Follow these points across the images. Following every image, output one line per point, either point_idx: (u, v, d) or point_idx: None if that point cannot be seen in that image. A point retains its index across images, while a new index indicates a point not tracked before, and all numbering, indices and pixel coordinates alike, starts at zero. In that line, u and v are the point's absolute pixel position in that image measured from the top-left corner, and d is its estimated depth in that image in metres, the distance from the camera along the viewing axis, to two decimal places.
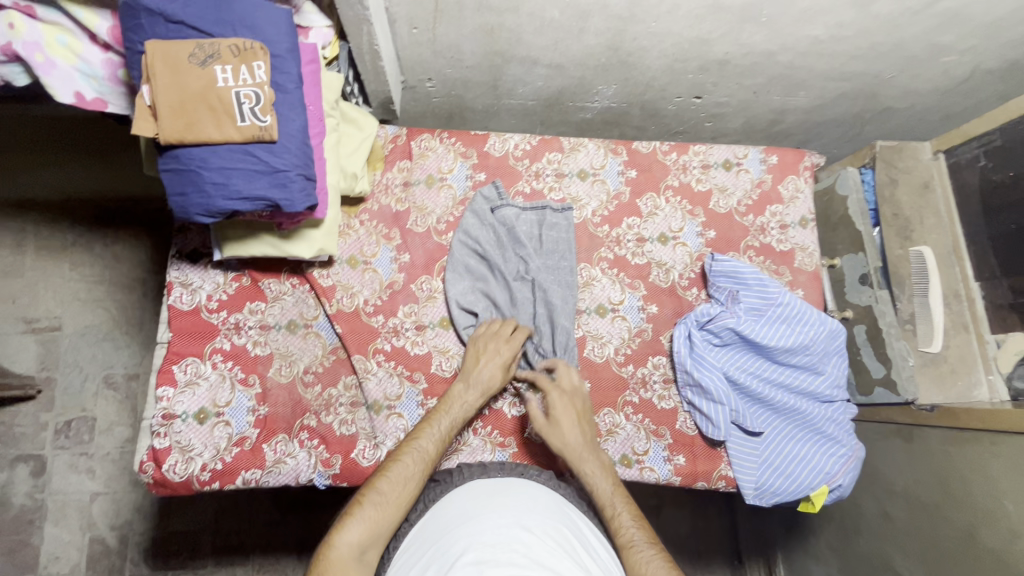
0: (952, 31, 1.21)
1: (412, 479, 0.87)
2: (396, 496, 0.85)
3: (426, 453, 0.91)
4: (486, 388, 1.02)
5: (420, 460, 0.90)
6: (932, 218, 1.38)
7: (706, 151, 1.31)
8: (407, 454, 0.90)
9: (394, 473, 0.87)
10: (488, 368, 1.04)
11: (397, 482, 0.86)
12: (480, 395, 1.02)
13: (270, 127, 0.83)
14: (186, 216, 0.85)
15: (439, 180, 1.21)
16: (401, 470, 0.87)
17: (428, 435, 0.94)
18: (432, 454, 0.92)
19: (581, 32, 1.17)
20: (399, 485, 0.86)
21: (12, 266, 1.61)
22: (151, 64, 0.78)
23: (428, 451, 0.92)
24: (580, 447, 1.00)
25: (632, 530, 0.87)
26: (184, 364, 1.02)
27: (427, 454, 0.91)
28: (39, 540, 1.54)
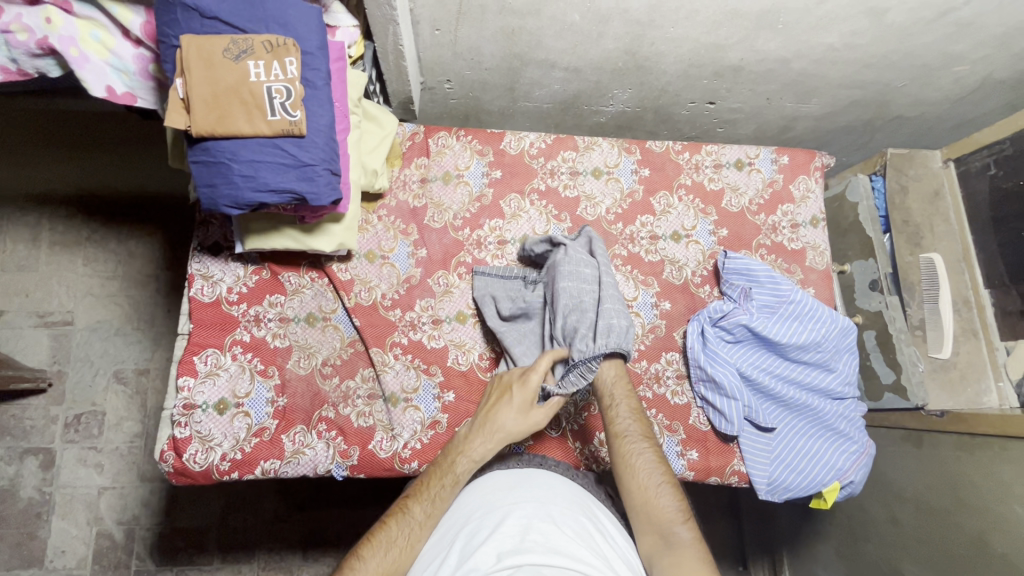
0: (964, 41, 1.23)
1: (401, 554, 0.79)
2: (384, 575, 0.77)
3: (416, 521, 0.82)
4: (503, 435, 0.91)
5: (407, 534, 0.81)
6: (942, 225, 1.39)
7: (718, 151, 1.33)
8: (396, 520, 0.81)
9: (380, 544, 0.79)
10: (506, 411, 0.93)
11: (385, 560, 0.78)
12: (493, 441, 0.91)
13: (299, 122, 0.85)
14: (214, 208, 0.87)
15: (456, 177, 1.23)
16: (390, 550, 0.79)
17: (420, 503, 0.84)
18: (424, 524, 0.82)
19: (600, 37, 1.19)
20: (386, 561, 0.78)
21: (27, 260, 1.63)
22: (186, 57, 0.80)
23: (419, 520, 0.82)
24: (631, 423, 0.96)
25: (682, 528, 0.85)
26: (204, 356, 1.04)
27: (417, 524, 0.82)
28: (45, 534, 1.55)
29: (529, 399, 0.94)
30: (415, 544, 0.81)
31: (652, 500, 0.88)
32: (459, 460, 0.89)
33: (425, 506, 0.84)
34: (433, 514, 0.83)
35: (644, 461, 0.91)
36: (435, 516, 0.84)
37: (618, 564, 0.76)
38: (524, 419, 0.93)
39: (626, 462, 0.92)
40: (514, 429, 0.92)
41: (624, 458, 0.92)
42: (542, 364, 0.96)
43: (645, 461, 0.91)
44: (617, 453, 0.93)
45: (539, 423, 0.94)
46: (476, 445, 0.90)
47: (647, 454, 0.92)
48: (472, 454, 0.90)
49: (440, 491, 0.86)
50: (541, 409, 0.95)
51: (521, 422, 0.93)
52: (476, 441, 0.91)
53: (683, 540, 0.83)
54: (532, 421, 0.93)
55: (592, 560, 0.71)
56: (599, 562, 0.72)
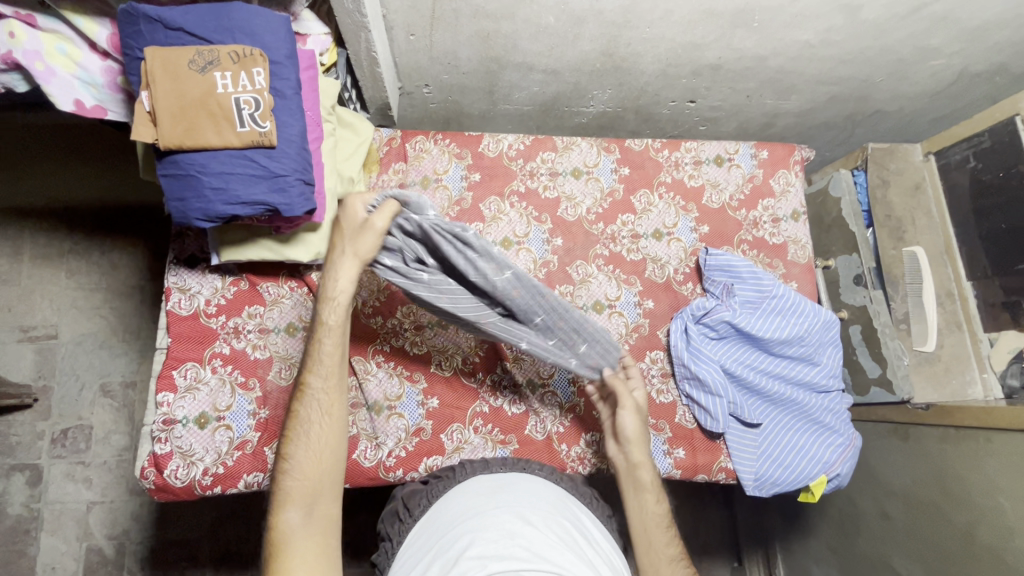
0: (940, 35, 1.23)
1: (319, 432, 0.86)
2: (313, 459, 0.84)
3: (321, 396, 0.88)
4: (363, 255, 0.92)
5: (315, 410, 0.87)
6: (924, 218, 1.39)
7: (698, 148, 1.32)
8: (302, 401, 0.88)
9: (297, 435, 0.85)
10: (365, 236, 0.92)
11: (307, 445, 0.85)
12: (353, 268, 0.92)
13: (269, 133, 0.84)
14: (186, 221, 0.86)
15: (435, 181, 1.22)
16: (309, 437, 0.85)
17: (313, 376, 0.89)
18: (326, 388, 0.88)
19: (575, 38, 1.19)
20: (313, 446, 0.85)
21: (9, 274, 1.61)
22: (151, 70, 0.79)
23: (321, 390, 0.88)
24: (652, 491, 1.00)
25: None
26: (183, 370, 1.03)
27: (320, 391, 0.88)
28: (35, 551, 1.53)
29: (369, 231, 0.92)
30: (327, 411, 0.88)
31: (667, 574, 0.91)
32: (327, 307, 0.91)
33: (320, 370, 0.89)
34: (330, 374, 0.89)
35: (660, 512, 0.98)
36: (330, 374, 0.89)
37: (602, 567, 0.76)
38: (363, 239, 0.92)
39: (644, 503, 0.98)
40: (364, 250, 0.92)
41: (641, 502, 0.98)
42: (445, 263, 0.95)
43: (661, 516, 0.97)
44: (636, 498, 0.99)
45: (380, 228, 0.92)
46: (337, 278, 0.92)
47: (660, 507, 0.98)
48: (340, 297, 0.91)
49: (327, 347, 0.90)
50: (379, 218, 0.92)
51: (357, 243, 0.92)
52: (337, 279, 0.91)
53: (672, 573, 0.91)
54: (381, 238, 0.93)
55: (575, 564, 0.71)
56: (582, 565, 0.72)
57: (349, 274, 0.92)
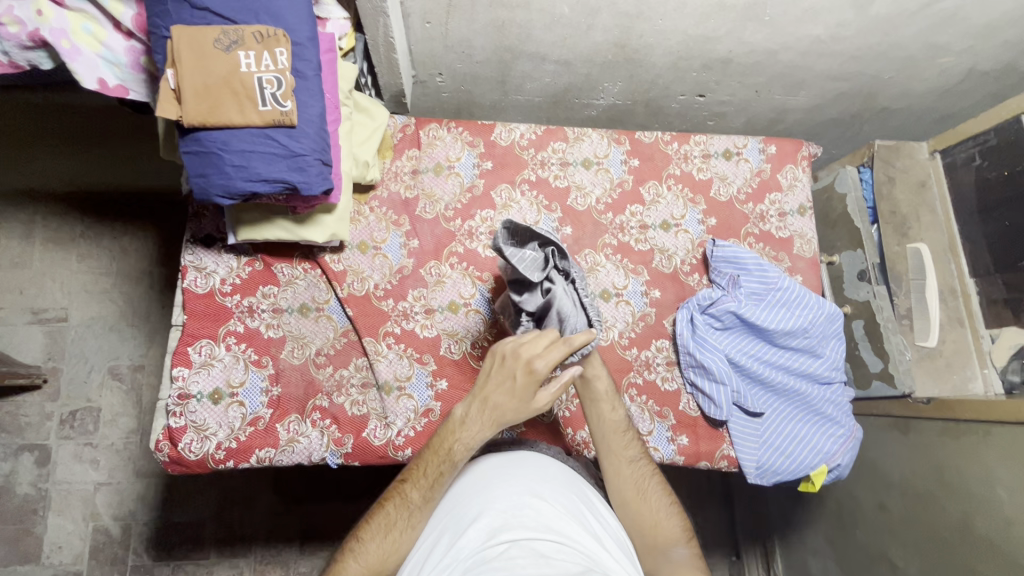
0: (949, 33, 1.25)
1: (399, 538, 0.80)
2: (382, 555, 0.78)
3: (411, 504, 0.82)
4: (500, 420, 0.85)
5: (404, 519, 0.81)
6: (928, 215, 1.41)
7: (707, 141, 1.34)
8: (393, 504, 0.82)
9: (377, 526, 0.80)
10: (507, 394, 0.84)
11: (382, 538, 0.79)
12: (492, 428, 0.85)
13: (290, 112, 0.86)
14: (206, 198, 0.88)
15: (447, 168, 1.24)
16: (388, 536, 0.79)
17: (415, 487, 0.83)
18: (422, 508, 0.82)
19: (589, 29, 1.21)
20: (390, 543, 0.79)
21: (22, 257, 1.63)
22: (177, 48, 0.81)
23: (417, 503, 0.82)
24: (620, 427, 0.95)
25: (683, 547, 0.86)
26: (198, 346, 1.05)
27: (414, 507, 0.81)
28: (42, 530, 1.55)
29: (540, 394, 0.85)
30: (417, 526, 0.81)
31: (658, 523, 0.88)
32: (460, 446, 0.84)
33: (422, 491, 0.82)
34: (431, 498, 0.82)
35: (650, 490, 0.91)
36: (431, 492, 0.83)
37: (608, 540, 0.77)
38: (522, 406, 0.85)
39: (635, 487, 0.91)
40: (509, 414, 0.85)
41: (635, 483, 0.91)
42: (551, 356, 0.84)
43: (634, 451, 0.94)
44: (626, 478, 0.91)
45: (539, 409, 0.86)
46: (468, 420, 0.85)
47: (655, 484, 0.92)
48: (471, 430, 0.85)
49: (439, 470, 0.84)
50: (547, 395, 0.86)
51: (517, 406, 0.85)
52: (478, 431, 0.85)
53: (682, 562, 0.84)
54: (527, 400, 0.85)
55: (582, 537, 0.73)
56: (589, 538, 0.74)
57: (483, 431, 0.84)
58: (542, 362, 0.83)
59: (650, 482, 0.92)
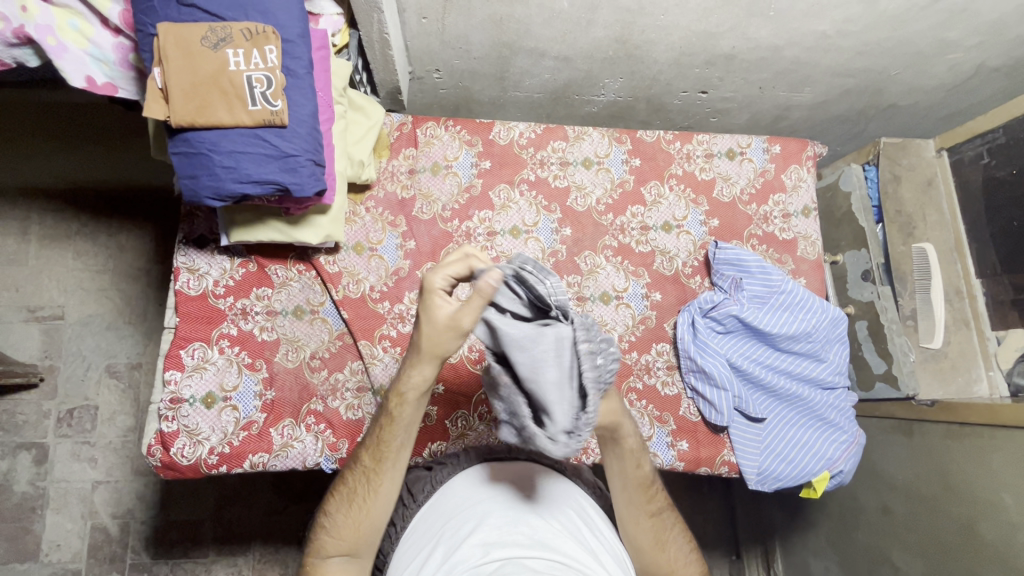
0: (958, 28, 1.22)
1: (363, 504, 0.80)
2: (350, 524, 0.80)
3: (365, 469, 0.81)
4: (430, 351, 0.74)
5: (363, 487, 0.81)
6: (935, 215, 1.38)
7: (710, 140, 1.32)
8: (351, 473, 0.82)
9: (341, 499, 0.82)
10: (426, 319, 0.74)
11: (347, 508, 0.81)
12: (426, 365, 0.75)
13: (281, 112, 0.84)
14: (196, 200, 0.86)
15: (444, 168, 1.22)
16: (353, 505, 0.80)
17: (366, 452, 0.81)
18: (377, 473, 0.80)
19: (589, 24, 1.18)
20: (357, 512, 0.80)
21: (17, 254, 1.62)
22: (163, 46, 0.79)
23: (368, 466, 0.80)
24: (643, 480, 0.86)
25: None
26: (190, 349, 1.03)
27: (369, 472, 0.80)
28: (40, 528, 1.54)
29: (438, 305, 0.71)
30: (378, 490, 0.80)
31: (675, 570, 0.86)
32: (395, 400, 0.78)
33: (372, 455, 0.81)
34: (380, 457, 0.80)
35: (670, 541, 0.86)
36: (380, 450, 0.80)
37: (604, 555, 0.77)
38: (432, 328, 0.72)
39: (655, 540, 0.85)
40: (426, 342, 0.74)
41: (655, 535, 0.85)
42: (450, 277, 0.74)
43: (658, 504, 0.87)
44: (648, 533, 0.85)
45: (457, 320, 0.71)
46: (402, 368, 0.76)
47: (675, 531, 0.87)
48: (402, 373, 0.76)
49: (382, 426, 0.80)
50: (455, 310, 0.71)
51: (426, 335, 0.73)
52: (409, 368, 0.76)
53: None
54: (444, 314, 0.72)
55: (579, 553, 0.72)
56: (585, 554, 0.73)
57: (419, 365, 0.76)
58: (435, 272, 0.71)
59: (669, 530, 0.87)
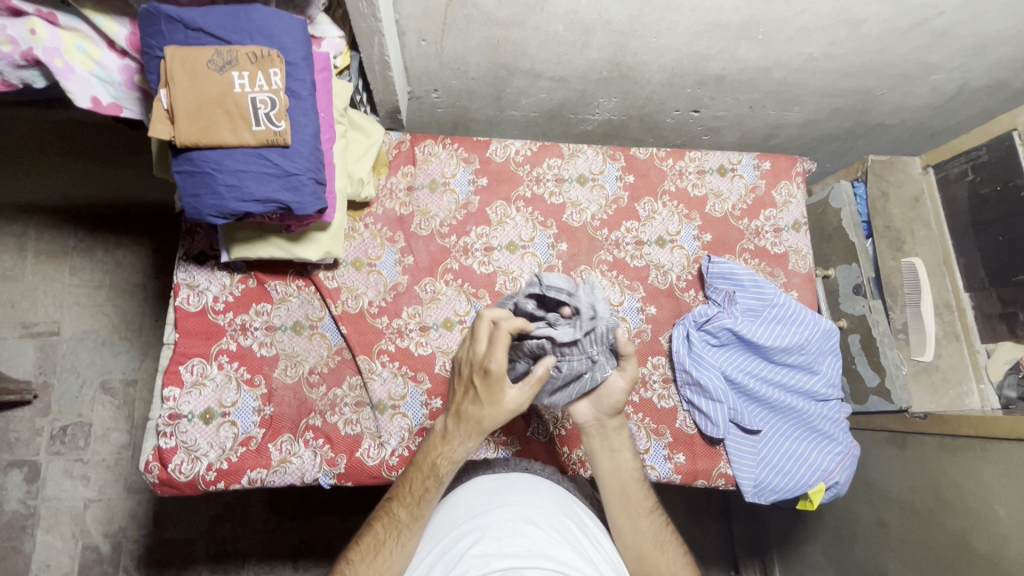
0: (940, 51, 1.26)
1: (390, 556, 0.79)
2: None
3: (400, 523, 0.81)
4: (483, 429, 0.83)
5: (394, 538, 0.80)
6: (922, 230, 1.41)
7: (702, 157, 1.35)
8: (382, 523, 0.81)
9: (367, 546, 0.79)
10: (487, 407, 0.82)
11: (373, 560, 0.78)
12: (475, 437, 0.84)
13: (284, 132, 0.86)
14: (199, 218, 0.88)
15: (442, 185, 1.24)
16: (376, 555, 0.78)
17: (403, 505, 0.82)
18: (412, 526, 0.81)
19: (584, 47, 1.21)
20: (381, 562, 0.78)
21: (13, 270, 1.62)
22: (170, 69, 0.81)
23: (405, 522, 0.81)
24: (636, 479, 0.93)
25: None
26: (190, 365, 1.03)
27: (402, 526, 0.80)
28: (30, 548, 1.52)
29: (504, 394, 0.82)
30: (408, 543, 0.80)
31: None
32: (445, 461, 0.84)
33: (409, 509, 0.81)
34: (419, 515, 0.81)
35: (670, 543, 0.89)
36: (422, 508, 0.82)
37: (603, 567, 0.76)
38: (497, 409, 0.82)
39: (655, 540, 0.89)
40: (487, 422, 0.83)
41: (655, 536, 0.89)
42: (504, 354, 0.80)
43: (651, 502, 0.93)
44: (648, 532, 0.89)
45: (514, 407, 0.82)
46: (455, 440, 0.84)
47: (672, 536, 0.91)
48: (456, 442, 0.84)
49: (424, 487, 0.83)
50: (514, 392, 0.83)
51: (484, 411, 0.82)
52: (461, 438, 0.84)
53: None
54: (505, 406, 0.82)
55: (578, 563, 0.72)
56: (584, 564, 0.72)
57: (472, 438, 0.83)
58: (496, 361, 0.79)
59: (667, 534, 0.91)
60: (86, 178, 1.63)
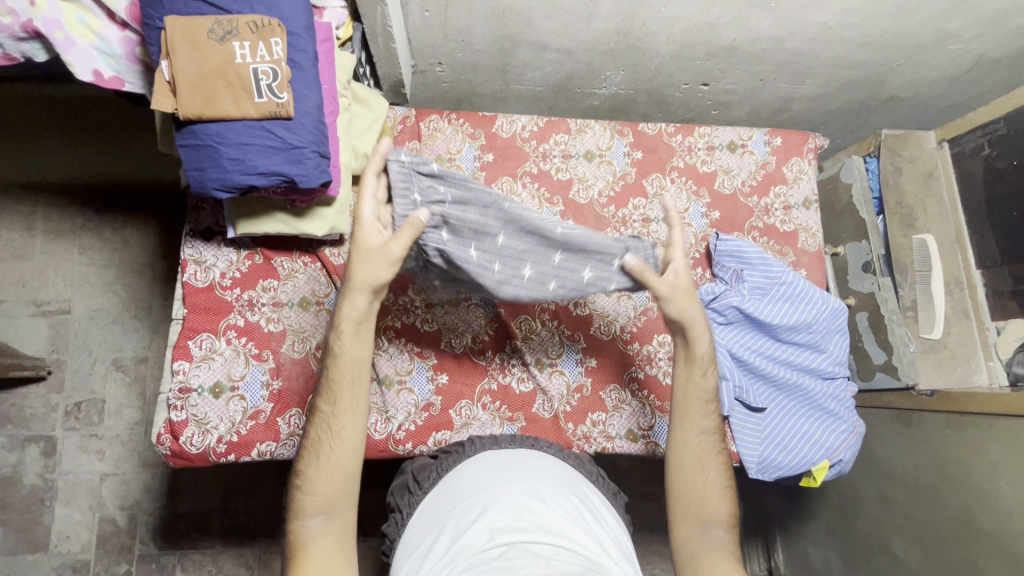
0: (959, 19, 1.22)
1: (334, 453, 0.86)
2: (324, 476, 0.85)
3: (329, 418, 0.87)
4: (366, 285, 0.85)
5: (326, 434, 0.86)
6: (935, 206, 1.39)
7: (711, 133, 1.32)
8: (313, 424, 0.88)
9: (308, 452, 0.86)
10: (376, 260, 0.85)
11: (320, 458, 0.86)
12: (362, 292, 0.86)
13: (286, 104, 0.85)
14: (203, 191, 0.87)
15: (448, 161, 1.22)
16: (321, 455, 0.86)
17: (323, 400, 0.88)
18: (336, 414, 0.86)
19: (591, 17, 1.18)
20: (326, 457, 0.85)
21: (23, 249, 1.63)
22: (171, 39, 0.80)
23: (328, 413, 0.87)
24: (703, 397, 0.98)
25: (723, 502, 0.93)
26: (199, 340, 1.05)
27: (328, 417, 0.87)
28: (49, 520, 1.56)
29: (370, 237, 0.86)
30: (339, 432, 0.87)
31: (707, 498, 0.93)
32: (337, 336, 0.87)
33: (325, 399, 0.87)
34: (335, 399, 0.87)
35: (710, 464, 0.95)
36: (337, 395, 0.87)
37: (608, 540, 0.77)
38: (368, 259, 0.85)
39: (697, 458, 0.95)
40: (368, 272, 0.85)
41: (697, 454, 0.95)
42: (404, 237, 0.85)
43: (709, 423, 0.98)
44: (691, 450, 0.96)
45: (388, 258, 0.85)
46: (344, 305, 0.86)
47: (716, 461, 0.96)
48: (349, 306, 0.86)
49: (335, 374, 0.87)
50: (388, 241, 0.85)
51: (364, 267, 0.85)
52: (349, 301, 0.86)
53: (715, 540, 0.89)
54: (384, 270, 0.85)
55: (582, 537, 0.73)
56: (588, 539, 0.73)
57: (357, 297, 0.85)
58: (394, 245, 0.84)
59: (713, 456, 0.96)
60: (86, 152, 1.63)
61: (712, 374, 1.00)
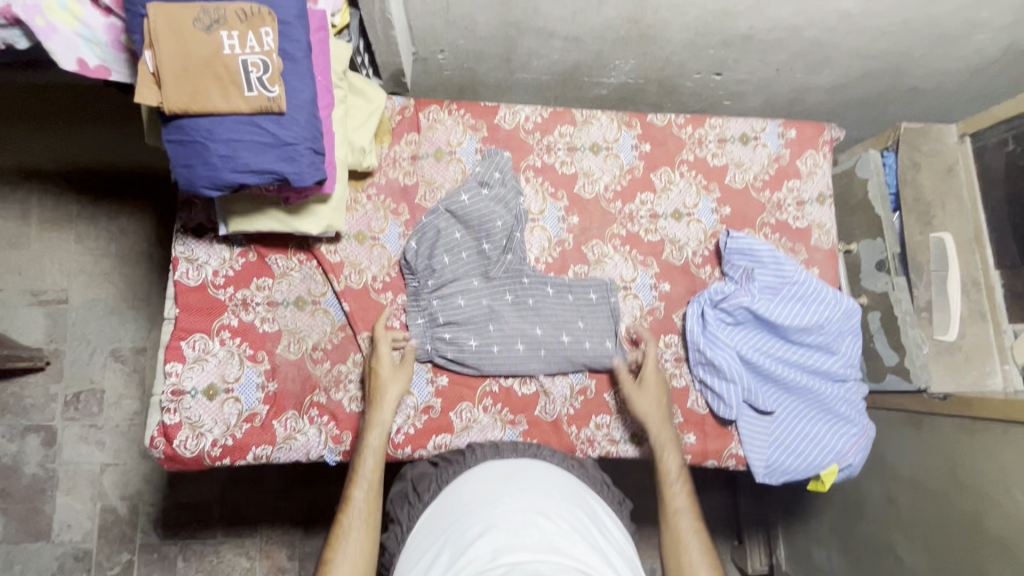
0: (989, 7, 1.16)
1: (362, 541, 0.86)
2: (355, 564, 0.84)
3: (361, 505, 0.89)
4: (391, 396, 1.00)
5: (358, 518, 0.88)
6: (954, 203, 1.33)
7: (723, 124, 1.27)
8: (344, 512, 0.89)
9: (337, 537, 0.86)
10: (395, 376, 1.02)
11: (349, 549, 0.85)
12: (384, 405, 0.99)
13: (278, 98, 0.81)
14: (192, 189, 0.83)
15: (448, 153, 1.18)
16: (352, 540, 0.86)
17: (355, 487, 0.92)
18: (370, 498, 0.90)
19: (600, 3, 1.13)
20: (356, 545, 0.86)
21: (19, 237, 1.60)
22: (154, 28, 0.75)
23: (362, 500, 0.90)
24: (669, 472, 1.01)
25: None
26: (192, 340, 1.01)
27: (360, 505, 0.89)
28: (50, 509, 1.56)
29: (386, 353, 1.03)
30: (370, 518, 0.89)
31: None
32: (369, 430, 0.97)
33: (359, 485, 0.91)
34: (368, 485, 0.91)
35: (691, 541, 0.93)
36: (371, 482, 0.92)
37: (614, 557, 0.75)
38: (392, 376, 1.02)
39: (675, 538, 0.94)
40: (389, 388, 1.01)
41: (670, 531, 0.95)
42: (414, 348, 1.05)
43: (681, 500, 0.98)
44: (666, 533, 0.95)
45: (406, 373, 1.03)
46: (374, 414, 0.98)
47: (696, 534, 0.94)
48: (380, 407, 0.99)
49: (366, 465, 0.93)
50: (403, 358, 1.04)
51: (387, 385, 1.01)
52: (376, 413, 0.98)
53: None
54: (404, 377, 1.02)
55: (588, 556, 0.70)
56: (594, 556, 0.71)
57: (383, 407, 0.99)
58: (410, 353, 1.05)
59: (693, 534, 0.94)
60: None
61: (671, 451, 1.03)
